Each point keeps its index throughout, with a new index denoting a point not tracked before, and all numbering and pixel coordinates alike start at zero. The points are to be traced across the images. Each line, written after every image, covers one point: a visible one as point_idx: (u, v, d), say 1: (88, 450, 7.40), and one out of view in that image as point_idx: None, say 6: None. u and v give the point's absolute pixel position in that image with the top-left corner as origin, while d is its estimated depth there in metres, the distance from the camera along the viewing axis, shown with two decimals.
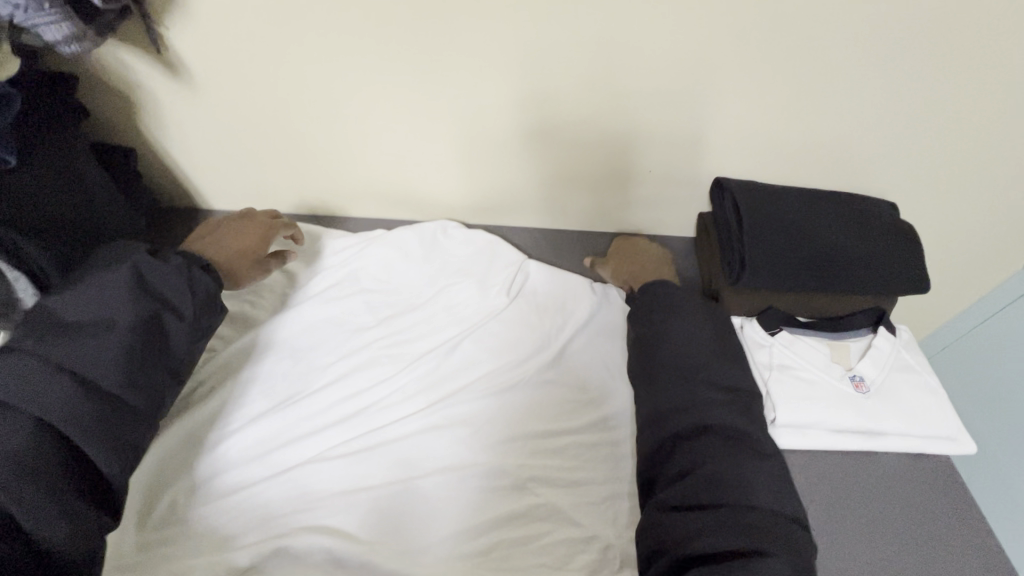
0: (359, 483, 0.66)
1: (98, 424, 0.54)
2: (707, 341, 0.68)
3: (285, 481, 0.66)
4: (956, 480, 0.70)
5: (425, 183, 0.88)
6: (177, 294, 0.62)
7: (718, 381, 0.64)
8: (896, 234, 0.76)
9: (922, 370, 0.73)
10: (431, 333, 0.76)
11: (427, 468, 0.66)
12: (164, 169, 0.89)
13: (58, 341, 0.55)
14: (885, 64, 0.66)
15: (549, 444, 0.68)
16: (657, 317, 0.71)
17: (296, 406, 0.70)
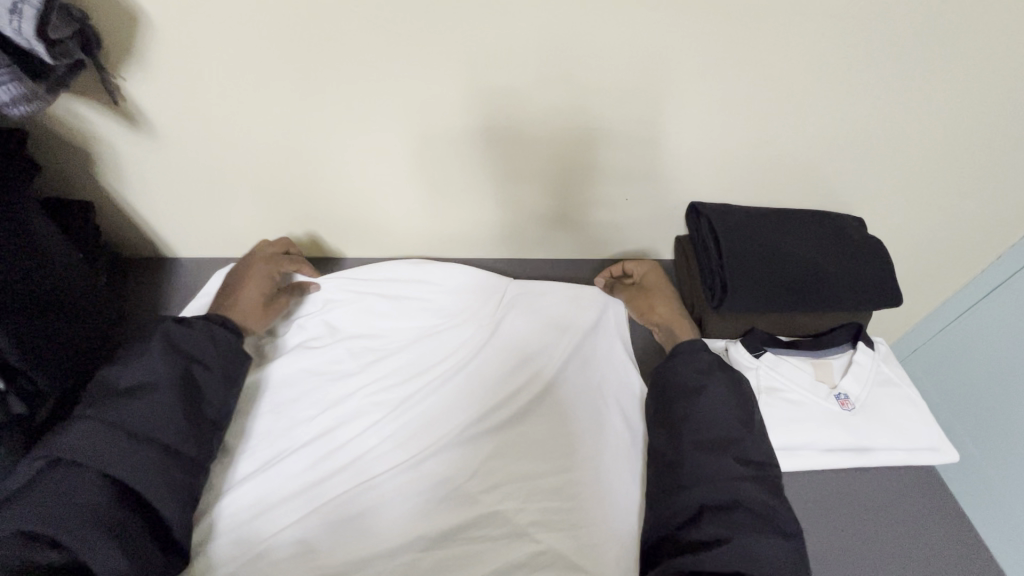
0: (355, 543, 0.63)
1: (152, 477, 0.57)
2: (740, 411, 0.64)
3: (277, 548, 0.63)
4: (942, 488, 0.73)
5: (403, 219, 0.87)
6: (203, 348, 0.66)
7: (749, 456, 0.61)
8: (866, 249, 0.78)
9: (901, 382, 0.75)
10: (416, 376, 0.74)
11: (425, 521, 0.64)
12: (126, 220, 0.85)
13: (101, 411, 0.58)
14: (842, 90, 0.69)
15: (547, 483, 0.67)
16: (692, 384, 0.66)
17: (277, 466, 0.67)
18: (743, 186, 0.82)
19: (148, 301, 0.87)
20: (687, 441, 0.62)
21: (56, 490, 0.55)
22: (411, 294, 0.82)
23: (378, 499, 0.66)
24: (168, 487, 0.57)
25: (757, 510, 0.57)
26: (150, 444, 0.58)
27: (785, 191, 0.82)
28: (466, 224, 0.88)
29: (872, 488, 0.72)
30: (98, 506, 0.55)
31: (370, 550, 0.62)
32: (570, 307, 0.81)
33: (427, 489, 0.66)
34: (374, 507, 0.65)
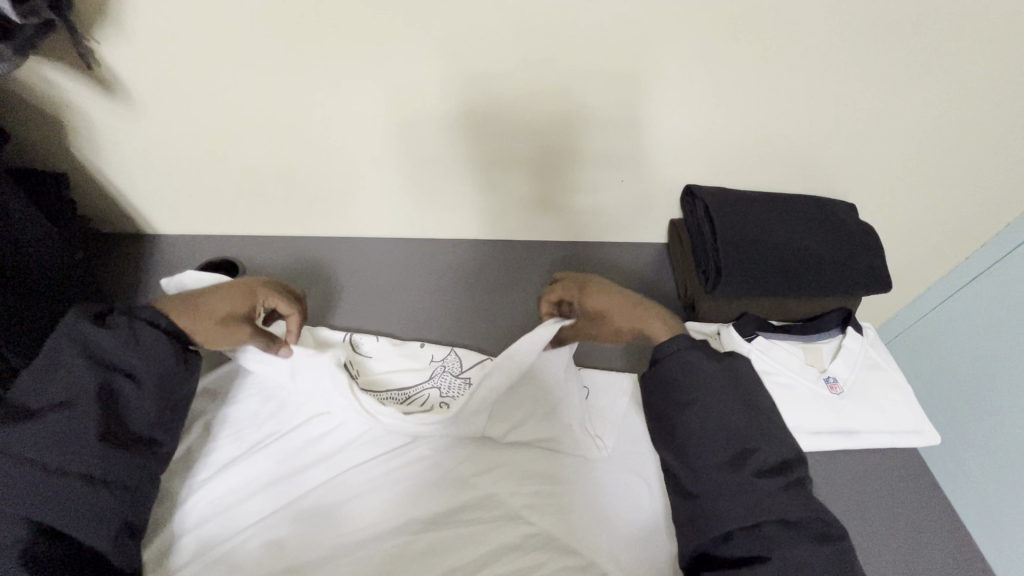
0: (348, 525, 0.63)
1: (86, 513, 0.54)
2: (742, 413, 0.58)
3: (269, 530, 0.62)
4: (922, 469, 0.75)
5: (394, 199, 0.85)
6: (128, 358, 0.59)
7: (768, 462, 0.56)
8: (859, 236, 0.78)
9: (888, 367, 0.76)
10: (404, 363, 0.75)
11: (417, 502, 0.64)
12: (101, 193, 0.81)
13: (16, 439, 0.52)
14: (839, 72, 0.68)
15: (538, 465, 0.68)
16: (682, 397, 0.60)
17: (259, 455, 0.67)
18: (737, 169, 0.81)
19: (130, 280, 0.84)
20: (702, 463, 0.57)
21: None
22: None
23: (360, 489, 0.65)
24: (92, 517, 0.54)
25: (786, 509, 0.53)
26: (68, 474, 0.53)
27: (779, 174, 0.82)
28: (456, 205, 0.86)
29: (857, 470, 0.74)
30: (25, 543, 0.51)
31: (350, 539, 0.62)
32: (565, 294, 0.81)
33: (411, 477, 0.66)
34: (357, 495, 0.65)
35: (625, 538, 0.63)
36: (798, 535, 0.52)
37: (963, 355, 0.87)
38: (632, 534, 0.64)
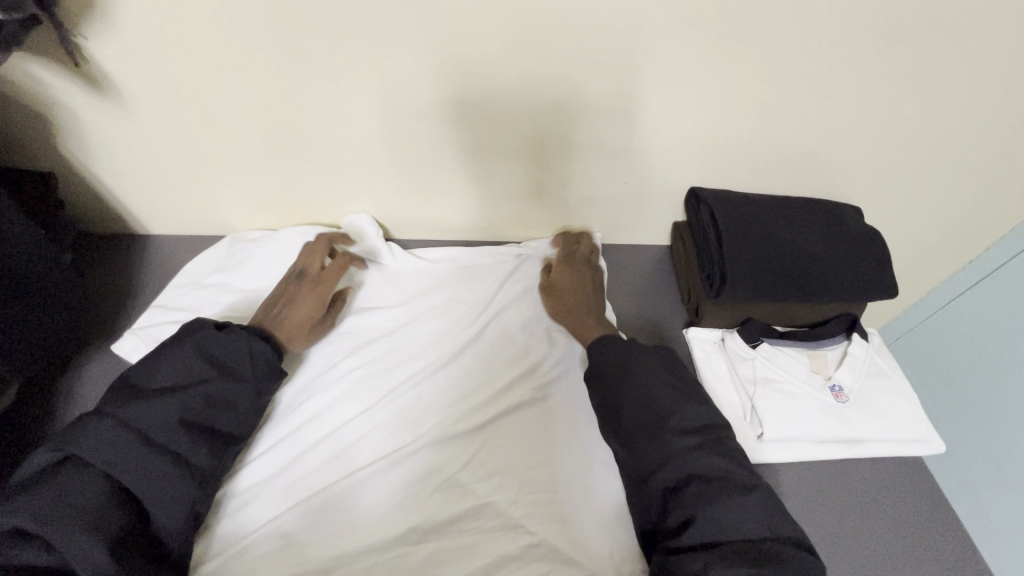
0: (355, 527, 0.62)
1: (168, 496, 0.54)
2: (661, 382, 0.63)
3: (275, 533, 0.61)
4: (926, 477, 0.74)
5: (392, 199, 0.84)
6: (240, 360, 0.62)
7: (685, 424, 0.60)
8: (865, 241, 0.77)
9: (894, 374, 0.75)
10: (408, 363, 0.74)
11: (423, 505, 0.63)
12: (90, 193, 0.79)
13: (127, 410, 0.55)
14: (845, 75, 0.67)
15: (541, 470, 0.66)
16: (610, 375, 0.65)
17: (267, 456, 0.66)
18: (741, 173, 0.81)
19: (121, 281, 0.82)
20: (629, 431, 0.60)
21: (63, 485, 0.51)
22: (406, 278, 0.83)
23: (368, 490, 0.64)
24: (173, 501, 0.54)
25: (711, 462, 0.57)
26: (164, 452, 0.55)
27: (783, 178, 0.81)
28: (455, 204, 0.85)
29: (862, 478, 0.73)
30: (97, 510, 0.51)
31: (357, 542, 0.61)
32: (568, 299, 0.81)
33: (417, 479, 0.65)
34: (363, 497, 0.64)
35: (626, 549, 0.62)
36: (723, 489, 0.55)
37: (965, 360, 0.86)
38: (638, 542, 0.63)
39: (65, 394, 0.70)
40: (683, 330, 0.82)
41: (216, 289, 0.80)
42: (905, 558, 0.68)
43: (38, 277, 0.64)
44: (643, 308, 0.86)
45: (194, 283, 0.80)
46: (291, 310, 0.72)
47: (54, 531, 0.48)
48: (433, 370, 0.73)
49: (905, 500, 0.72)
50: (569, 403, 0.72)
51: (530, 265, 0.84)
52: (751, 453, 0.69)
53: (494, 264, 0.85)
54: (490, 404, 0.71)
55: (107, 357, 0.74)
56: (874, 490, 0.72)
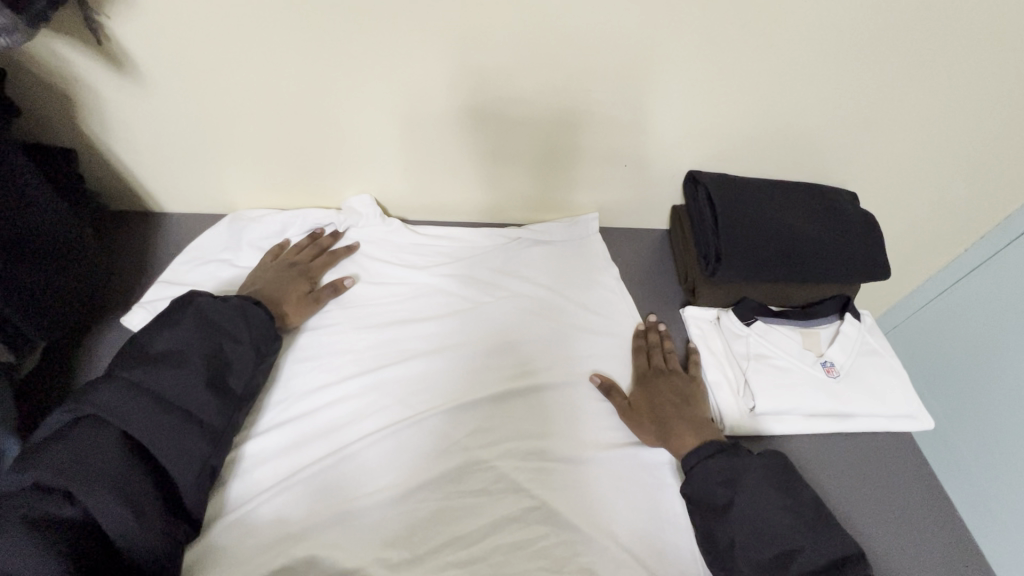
0: (372, 482, 0.65)
1: (183, 449, 0.57)
2: (780, 513, 0.56)
3: (295, 487, 0.64)
4: (914, 454, 0.76)
5: (399, 184, 0.86)
6: (237, 324, 0.65)
7: (815, 568, 0.54)
8: (860, 224, 0.79)
9: (884, 352, 0.77)
10: (413, 339, 0.77)
11: (431, 465, 0.66)
12: (107, 171, 0.82)
13: (137, 373, 0.58)
14: (847, 63, 0.68)
15: (540, 440, 0.69)
16: (721, 499, 0.59)
17: (277, 422, 0.69)
18: (741, 158, 0.82)
19: (135, 255, 0.84)
20: (745, 567, 0.55)
21: (81, 443, 0.53)
22: (410, 258, 0.86)
23: (371, 457, 0.66)
24: (187, 454, 0.57)
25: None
26: (175, 410, 0.57)
27: (782, 164, 0.82)
28: (461, 190, 0.87)
29: (853, 454, 0.74)
30: (116, 466, 0.53)
31: (358, 505, 0.63)
32: (569, 280, 0.85)
33: (418, 447, 0.67)
34: (366, 463, 0.66)
35: (621, 515, 0.64)
36: None
37: (959, 346, 0.87)
38: (632, 507, 0.65)
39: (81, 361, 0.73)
40: (680, 310, 0.84)
41: (227, 263, 0.82)
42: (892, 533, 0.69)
43: (64, 245, 0.68)
44: (641, 290, 0.88)
45: (206, 258, 0.83)
46: (287, 289, 0.76)
47: (78, 484, 0.51)
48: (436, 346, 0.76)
49: (890, 479, 0.73)
50: (568, 379, 0.75)
51: (532, 249, 0.87)
52: (742, 425, 0.71)
53: (496, 247, 0.87)
54: (492, 380, 0.73)
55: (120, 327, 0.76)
56: (861, 468, 0.73)
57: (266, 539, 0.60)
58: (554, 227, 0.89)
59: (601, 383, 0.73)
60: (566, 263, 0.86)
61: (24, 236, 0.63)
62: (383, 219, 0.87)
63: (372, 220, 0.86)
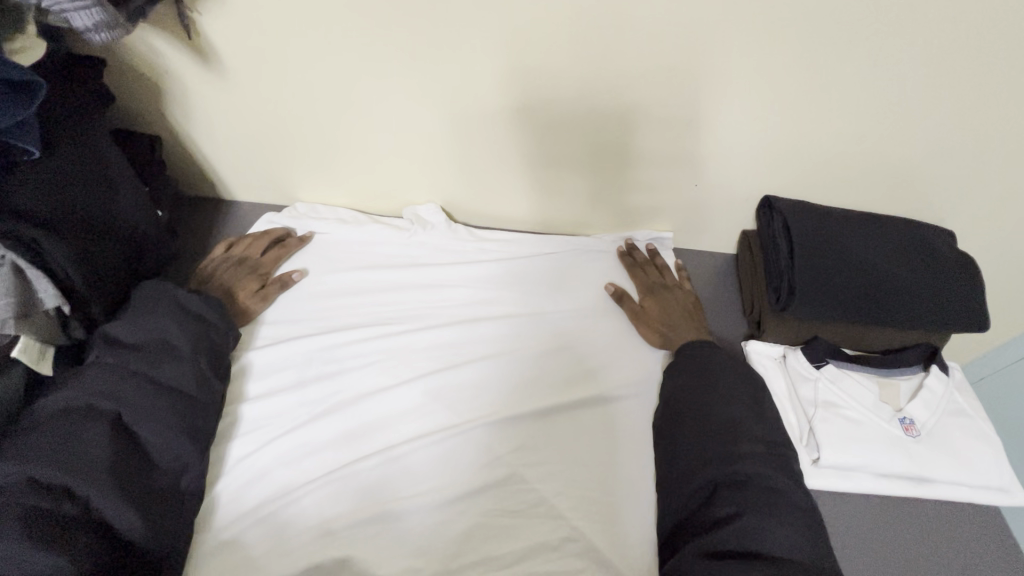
0: (411, 485, 0.64)
1: (177, 427, 0.59)
2: (742, 394, 0.64)
3: (335, 482, 0.64)
4: (1006, 535, 0.65)
5: (459, 189, 0.86)
6: (216, 311, 0.69)
7: (758, 432, 0.60)
8: (958, 267, 0.71)
9: (975, 415, 0.68)
10: (455, 348, 0.76)
11: (472, 477, 0.65)
12: (187, 159, 0.86)
13: (123, 360, 0.60)
14: (955, 90, 0.62)
15: (584, 466, 0.66)
16: (694, 386, 0.66)
17: (306, 424, 0.69)
18: (824, 184, 0.76)
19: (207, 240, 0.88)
20: (696, 428, 0.62)
21: (68, 432, 0.54)
22: (467, 261, 0.84)
23: (395, 467, 0.65)
24: (179, 436, 0.59)
25: (778, 513, 0.54)
26: (164, 394, 0.60)
27: (871, 191, 0.76)
28: (521, 197, 0.86)
29: (928, 528, 0.65)
30: (107, 452, 0.54)
31: (377, 518, 0.62)
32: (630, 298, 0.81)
33: (450, 460, 0.66)
34: (390, 474, 0.65)
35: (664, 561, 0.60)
36: (773, 502, 0.55)
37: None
38: None
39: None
40: (741, 343, 0.79)
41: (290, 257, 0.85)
42: None
43: (138, 232, 0.68)
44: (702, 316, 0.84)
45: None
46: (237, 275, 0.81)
47: (68, 473, 0.51)
48: (478, 358, 0.74)
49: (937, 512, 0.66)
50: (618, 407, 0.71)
51: (594, 264, 0.84)
52: (802, 477, 0.65)
53: (555, 259, 0.85)
54: (537, 399, 0.71)
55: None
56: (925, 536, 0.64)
57: (286, 540, 0.60)
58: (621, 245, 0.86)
59: (615, 291, 0.80)
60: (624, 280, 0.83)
61: (108, 221, 0.63)
62: (447, 225, 0.87)
63: (437, 228, 0.86)
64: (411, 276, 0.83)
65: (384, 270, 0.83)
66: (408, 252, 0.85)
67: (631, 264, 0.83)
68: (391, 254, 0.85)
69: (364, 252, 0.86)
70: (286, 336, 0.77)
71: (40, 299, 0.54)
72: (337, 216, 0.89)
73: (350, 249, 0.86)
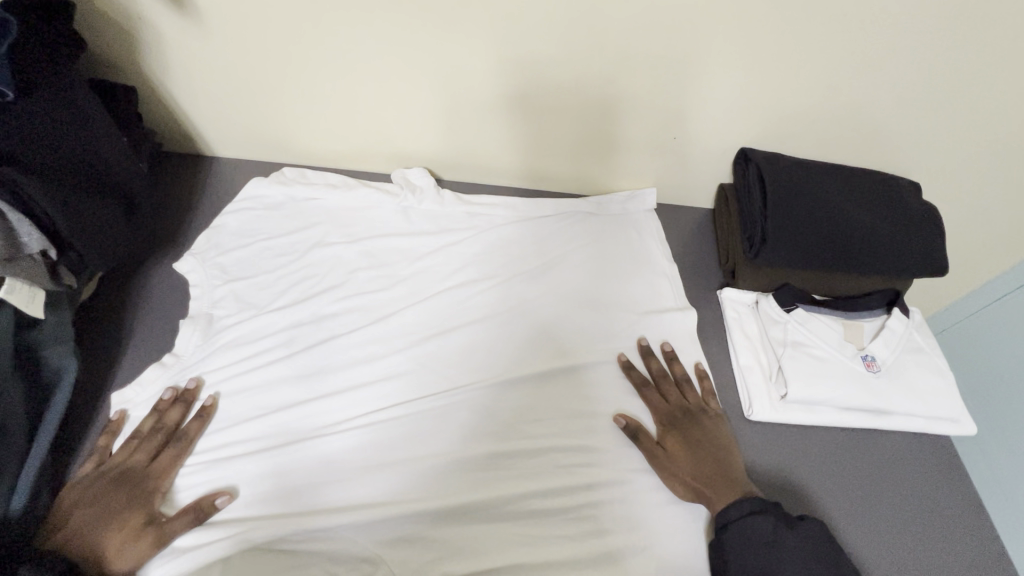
0: (390, 453, 0.63)
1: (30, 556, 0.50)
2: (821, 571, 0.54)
3: (311, 449, 0.63)
4: (952, 459, 0.71)
5: (442, 145, 0.86)
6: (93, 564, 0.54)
7: None
8: (921, 212, 0.75)
9: (932, 352, 0.73)
10: (439, 316, 0.75)
11: (457, 432, 0.65)
12: (165, 116, 0.85)
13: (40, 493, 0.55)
14: (914, 36, 0.65)
15: (572, 412, 0.67)
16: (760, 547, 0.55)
17: (278, 403, 0.66)
18: (796, 137, 0.79)
19: (188, 197, 0.87)
20: None
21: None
22: (458, 228, 0.83)
23: (363, 448, 0.64)
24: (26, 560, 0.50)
25: None
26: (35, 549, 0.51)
27: (840, 143, 0.78)
28: (505, 153, 0.87)
29: (888, 463, 0.69)
30: None
31: (342, 499, 0.60)
32: (620, 250, 0.83)
33: (434, 427, 0.65)
34: (359, 455, 0.63)
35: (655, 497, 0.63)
36: None
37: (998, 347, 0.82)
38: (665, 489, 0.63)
39: (129, 315, 0.74)
40: (717, 291, 0.83)
41: (275, 214, 0.83)
42: (928, 559, 0.63)
43: (124, 180, 0.68)
44: (683, 266, 0.86)
45: (250, 205, 0.84)
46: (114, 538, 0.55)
47: None
48: (464, 323, 0.74)
49: (930, 512, 0.67)
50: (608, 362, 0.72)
51: (581, 219, 0.85)
52: (771, 412, 0.69)
53: (542, 216, 0.85)
54: (532, 359, 0.71)
55: (172, 274, 0.78)
56: (887, 472, 0.69)
57: (245, 521, 0.58)
58: (611, 200, 0.87)
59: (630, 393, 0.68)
60: (618, 244, 0.83)
61: (88, 167, 0.63)
62: (436, 189, 0.86)
63: (426, 191, 0.85)
64: (397, 236, 0.81)
65: (373, 236, 0.81)
66: (398, 219, 0.84)
67: (641, 377, 0.70)
68: (381, 220, 0.84)
69: (353, 211, 0.84)
70: (266, 308, 0.74)
71: (25, 243, 0.56)
72: (326, 180, 0.86)
73: (341, 214, 0.84)
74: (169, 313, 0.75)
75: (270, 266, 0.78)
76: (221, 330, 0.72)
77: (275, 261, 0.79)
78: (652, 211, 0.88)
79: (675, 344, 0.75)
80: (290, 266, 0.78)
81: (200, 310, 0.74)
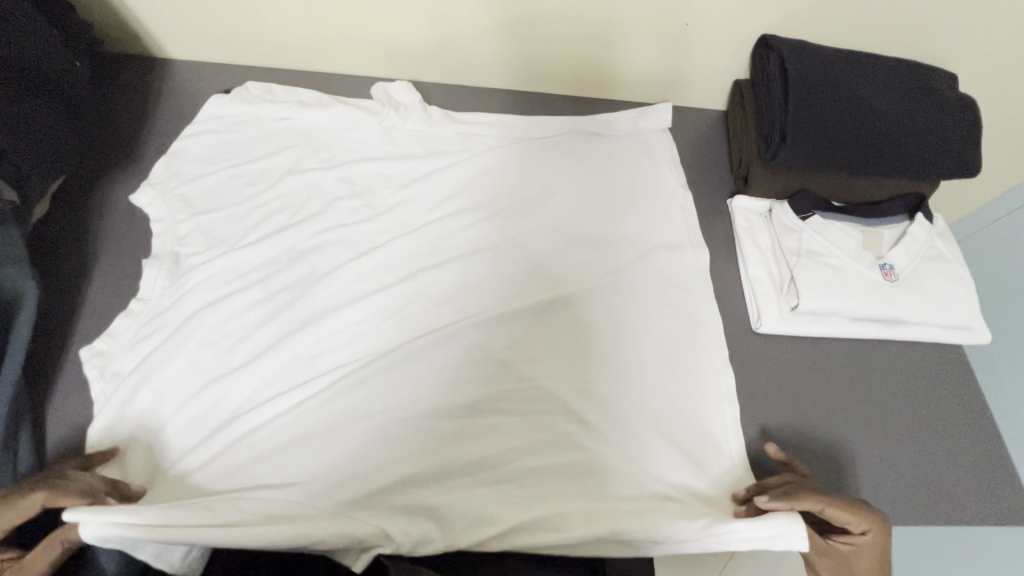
0: (383, 393, 0.60)
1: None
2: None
3: (301, 393, 0.59)
4: (962, 367, 0.69)
5: (427, 39, 0.77)
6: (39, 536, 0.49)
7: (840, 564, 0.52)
8: (958, 103, 0.68)
9: (953, 259, 0.69)
10: (429, 240, 0.69)
11: (452, 370, 0.61)
12: (108, 8, 0.74)
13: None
14: None
15: (573, 338, 0.64)
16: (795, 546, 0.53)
17: (259, 351, 0.62)
18: (824, 19, 0.70)
19: (145, 106, 0.78)
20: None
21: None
22: (445, 148, 0.75)
23: (353, 390, 0.60)
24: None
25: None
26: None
27: (873, 26, 0.70)
28: (497, 48, 0.78)
29: (896, 376, 0.67)
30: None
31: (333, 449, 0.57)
32: (625, 167, 0.76)
33: (425, 364, 0.61)
34: (347, 404, 0.59)
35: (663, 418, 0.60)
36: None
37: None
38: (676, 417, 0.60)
39: (93, 245, 0.68)
40: (727, 201, 0.77)
41: (241, 137, 0.75)
42: (927, 469, 0.62)
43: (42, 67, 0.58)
44: (692, 174, 0.80)
45: (213, 129, 0.75)
46: None
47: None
48: (450, 261, 0.68)
49: (937, 419, 0.66)
50: (610, 289, 0.67)
51: (582, 141, 0.77)
52: (780, 323, 0.66)
53: (538, 127, 0.78)
54: (529, 285, 0.66)
55: (133, 208, 0.71)
56: (893, 385, 0.67)
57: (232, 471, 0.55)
58: (619, 118, 0.78)
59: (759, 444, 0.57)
60: (623, 164, 0.76)
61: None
62: (422, 106, 0.77)
63: (409, 109, 0.77)
64: (377, 159, 0.74)
65: (351, 161, 0.73)
66: (379, 140, 0.76)
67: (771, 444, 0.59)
68: (360, 141, 0.76)
69: (327, 137, 0.76)
70: (238, 244, 0.68)
71: None
72: (296, 96, 0.77)
73: (316, 135, 0.76)
74: (132, 248, 0.69)
75: (240, 200, 0.71)
76: (189, 271, 0.65)
77: (242, 192, 0.71)
78: (665, 131, 0.79)
79: (686, 271, 0.69)
80: (262, 195, 0.71)
81: (165, 247, 0.67)
